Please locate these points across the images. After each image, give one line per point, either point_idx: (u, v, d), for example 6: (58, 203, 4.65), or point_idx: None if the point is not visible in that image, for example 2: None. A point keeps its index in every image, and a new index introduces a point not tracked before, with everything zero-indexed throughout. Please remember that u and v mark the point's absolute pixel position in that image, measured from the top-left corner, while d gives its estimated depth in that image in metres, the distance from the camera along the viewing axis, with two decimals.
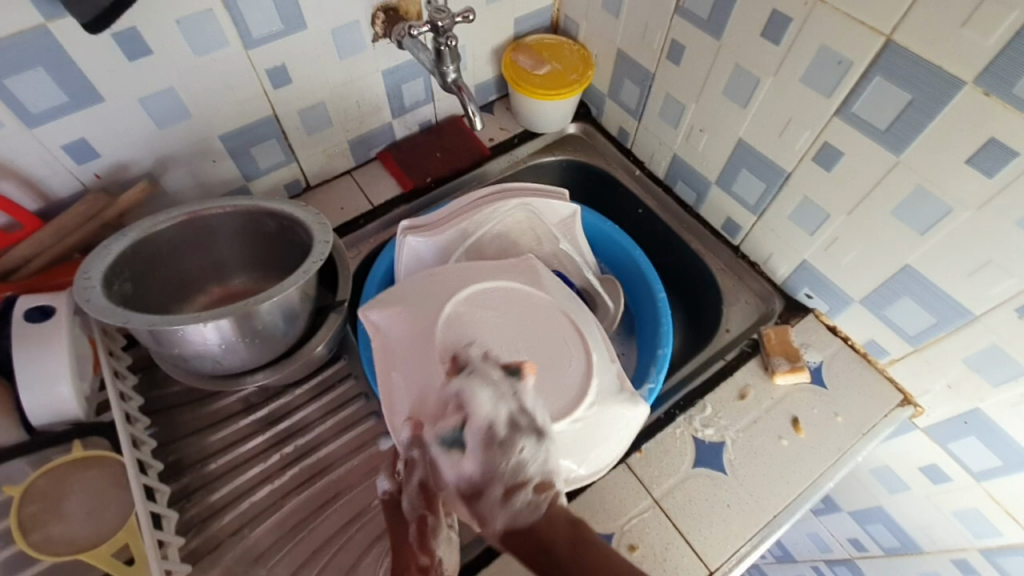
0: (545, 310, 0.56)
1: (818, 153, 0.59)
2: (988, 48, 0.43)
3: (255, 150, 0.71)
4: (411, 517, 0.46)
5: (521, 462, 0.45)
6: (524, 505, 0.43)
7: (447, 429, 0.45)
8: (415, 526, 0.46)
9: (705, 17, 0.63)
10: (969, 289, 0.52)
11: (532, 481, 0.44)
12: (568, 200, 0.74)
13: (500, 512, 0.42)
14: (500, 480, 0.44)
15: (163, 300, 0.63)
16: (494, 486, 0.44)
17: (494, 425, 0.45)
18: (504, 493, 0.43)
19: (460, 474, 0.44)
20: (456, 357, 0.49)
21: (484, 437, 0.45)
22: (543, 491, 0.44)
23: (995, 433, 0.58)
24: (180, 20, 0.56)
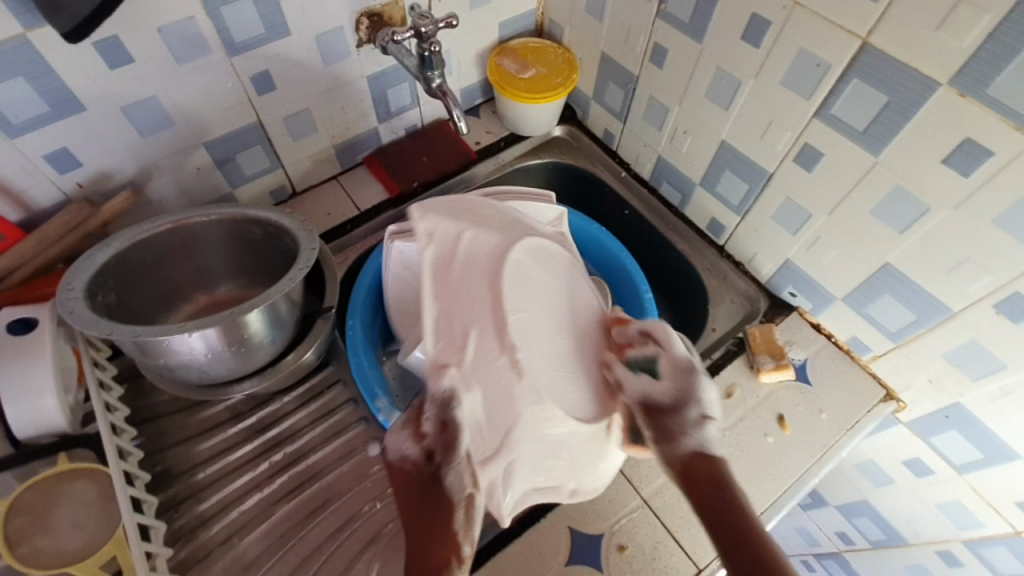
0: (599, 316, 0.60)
1: (799, 155, 0.60)
2: (962, 50, 0.44)
3: (240, 157, 0.71)
4: (460, 499, 0.46)
5: (710, 400, 0.51)
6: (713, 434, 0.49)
7: (642, 357, 0.54)
8: (465, 508, 0.45)
9: (686, 21, 0.63)
10: (948, 286, 0.53)
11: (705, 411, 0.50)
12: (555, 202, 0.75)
13: (693, 431, 0.49)
14: (695, 405, 0.50)
15: (149, 308, 0.63)
16: (690, 408, 0.50)
17: (689, 364, 0.53)
18: (699, 416, 0.50)
19: (654, 392, 0.51)
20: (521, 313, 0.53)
21: (675, 366, 0.53)
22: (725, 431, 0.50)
23: (975, 427, 0.59)
24: (162, 27, 0.55)
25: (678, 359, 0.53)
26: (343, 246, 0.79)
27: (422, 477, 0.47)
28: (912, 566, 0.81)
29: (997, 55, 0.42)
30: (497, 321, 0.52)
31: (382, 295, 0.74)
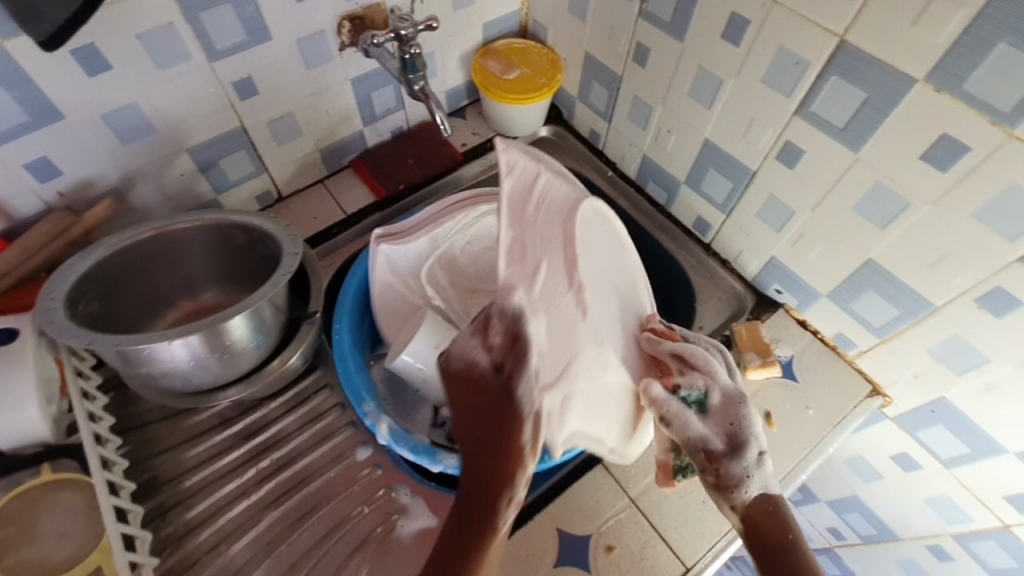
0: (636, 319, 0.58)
1: (781, 152, 0.60)
2: (938, 46, 0.43)
3: (223, 163, 0.71)
4: (527, 413, 0.46)
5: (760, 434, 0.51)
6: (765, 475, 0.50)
7: (693, 391, 0.51)
8: (532, 424, 0.46)
9: (667, 20, 0.63)
10: (930, 281, 0.53)
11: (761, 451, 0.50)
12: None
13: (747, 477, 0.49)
14: (749, 446, 0.50)
15: (133, 316, 0.63)
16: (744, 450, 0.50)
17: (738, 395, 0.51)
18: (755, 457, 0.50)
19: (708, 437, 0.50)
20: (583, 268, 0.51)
21: (725, 399, 0.51)
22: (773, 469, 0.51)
23: (960, 421, 0.59)
24: (140, 34, 0.55)
25: (725, 391, 0.51)
26: (330, 250, 0.78)
27: (492, 390, 0.48)
28: (903, 560, 0.82)
29: (973, 50, 0.42)
30: (568, 255, 0.50)
31: (369, 299, 0.74)
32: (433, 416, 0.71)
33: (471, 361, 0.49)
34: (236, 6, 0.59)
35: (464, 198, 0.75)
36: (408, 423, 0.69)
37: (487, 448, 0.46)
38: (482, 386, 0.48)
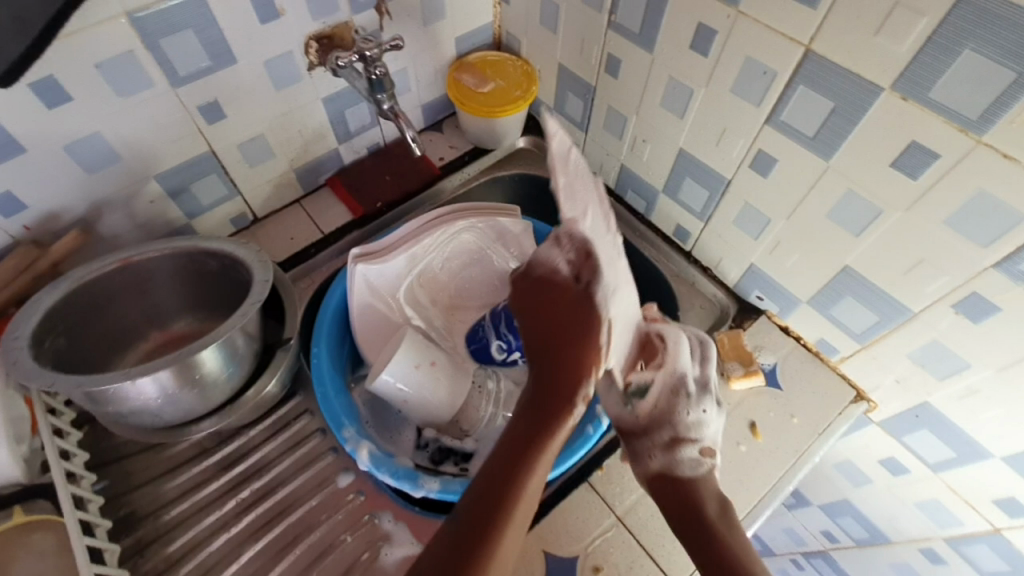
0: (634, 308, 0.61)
1: (754, 161, 0.59)
2: (901, 54, 0.43)
3: (194, 188, 0.70)
4: (602, 317, 0.53)
5: (700, 421, 0.57)
6: (692, 457, 0.56)
7: (642, 381, 0.58)
8: (606, 327, 0.53)
9: (637, 30, 0.63)
10: (906, 287, 0.53)
11: (699, 444, 0.56)
12: (518, 217, 0.74)
13: (669, 453, 0.56)
14: (676, 428, 0.56)
15: (103, 347, 0.62)
16: (672, 432, 0.56)
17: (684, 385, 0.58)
18: (683, 439, 0.56)
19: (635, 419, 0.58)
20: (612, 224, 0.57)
21: (669, 387, 0.58)
22: (706, 455, 0.56)
23: (944, 426, 0.59)
24: (100, 63, 0.54)
25: (673, 378, 0.58)
26: (308, 271, 0.77)
27: (570, 294, 0.55)
28: (897, 563, 0.81)
29: (936, 58, 0.42)
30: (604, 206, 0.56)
31: (348, 320, 0.73)
32: (416, 438, 0.69)
33: (552, 270, 0.57)
34: (198, 31, 0.58)
35: (441, 215, 0.73)
36: (392, 447, 0.68)
37: (563, 345, 0.53)
38: (559, 290, 0.56)
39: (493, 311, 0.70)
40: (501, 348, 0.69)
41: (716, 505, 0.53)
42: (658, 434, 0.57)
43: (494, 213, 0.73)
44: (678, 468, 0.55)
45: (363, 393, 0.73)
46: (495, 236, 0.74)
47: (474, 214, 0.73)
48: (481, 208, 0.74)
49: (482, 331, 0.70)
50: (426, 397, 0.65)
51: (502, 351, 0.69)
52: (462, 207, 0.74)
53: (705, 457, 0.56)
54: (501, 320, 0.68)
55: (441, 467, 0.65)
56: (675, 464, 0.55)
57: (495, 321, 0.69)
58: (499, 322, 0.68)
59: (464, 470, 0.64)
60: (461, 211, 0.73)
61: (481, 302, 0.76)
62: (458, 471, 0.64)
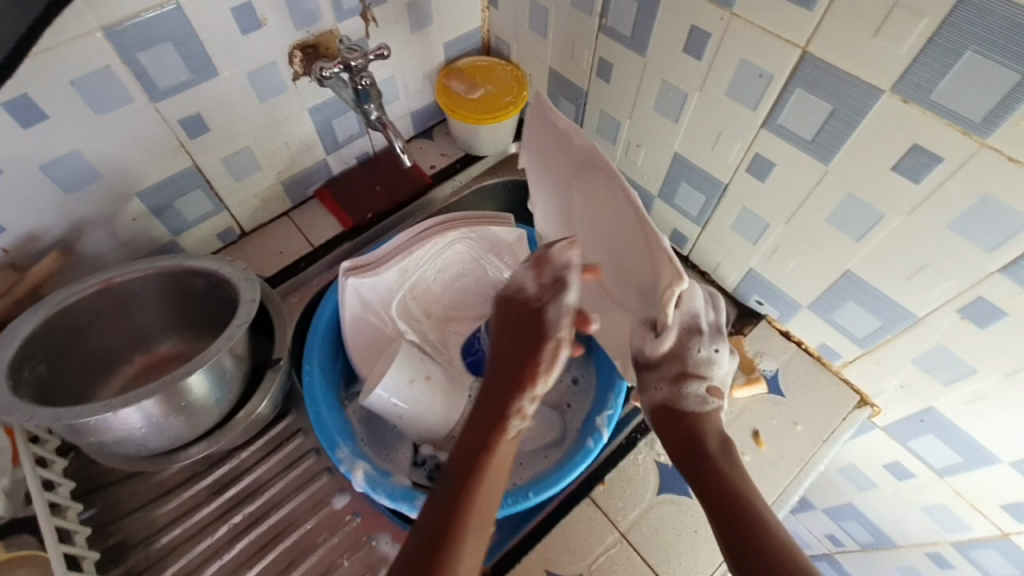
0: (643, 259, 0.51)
1: (751, 165, 0.58)
2: (901, 57, 0.42)
3: (178, 204, 0.68)
4: (551, 338, 0.53)
5: (711, 360, 0.54)
6: (696, 397, 0.54)
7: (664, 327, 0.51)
8: (552, 346, 0.53)
9: (628, 33, 0.62)
10: (910, 293, 0.52)
11: (707, 382, 0.54)
12: (513, 225, 0.72)
13: (669, 389, 0.55)
14: (681, 363, 0.54)
15: (86, 372, 0.60)
16: (675, 366, 0.54)
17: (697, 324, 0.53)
18: (682, 374, 0.54)
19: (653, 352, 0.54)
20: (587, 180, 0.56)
21: (687, 326, 0.53)
22: (713, 395, 0.54)
23: (950, 431, 0.58)
24: (75, 80, 0.52)
25: (687, 316, 0.53)
26: (298, 285, 0.76)
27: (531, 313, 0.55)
28: (904, 567, 0.80)
29: (938, 60, 0.40)
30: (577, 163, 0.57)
31: (340, 335, 0.71)
32: (413, 455, 0.67)
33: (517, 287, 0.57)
34: (177, 44, 0.56)
35: (432, 225, 0.71)
36: (389, 465, 0.66)
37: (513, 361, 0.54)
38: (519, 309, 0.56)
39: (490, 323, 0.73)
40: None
41: (717, 440, 0.53)
42: (661, 368, 0.55)
43: (487, 221, 0.71)
44: (681, 400, 0.55)
45: (358, 409, 0.70)
46: (488, 246, 0.72)
47: (465, 224, 0.71)
48: (472, 217, 0.72)
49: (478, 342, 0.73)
50: (422, 413, 0.63)
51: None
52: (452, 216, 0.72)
53: (714, 397, 0.54)
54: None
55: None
56: (679, 396, 0.55)
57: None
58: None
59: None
60: (452, 222, 0.71)
61: (476, 313, 0.74)
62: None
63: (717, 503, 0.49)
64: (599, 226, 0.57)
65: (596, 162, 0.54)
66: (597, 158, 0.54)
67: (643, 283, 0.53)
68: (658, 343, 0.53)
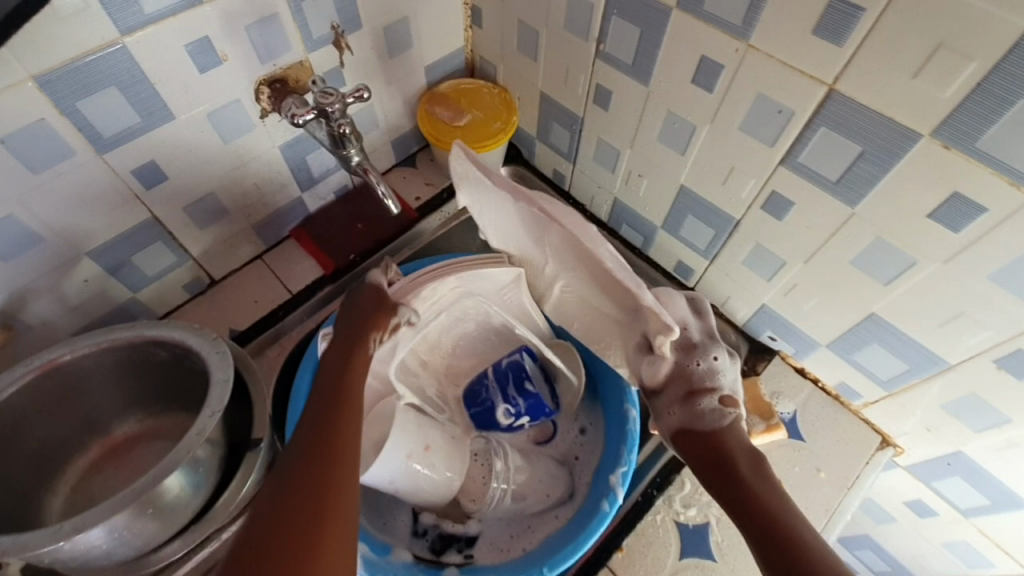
0: (625, 301, 0.46)
1: (766, 203, 0.54)
2: (945, 101, 0.38)
3: (137, 260, 0.61)
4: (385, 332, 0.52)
5: (716, 368, 0.48)
6: (711, 411, 0.45)
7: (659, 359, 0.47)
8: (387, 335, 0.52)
9: (628, 61, 0.57)
10: (944, 341, 0.49)
11: (720, 393, 0.46)
12: (508, 263, 0.57)
13: (683, 411, 0.47)
14: (685, 382, 0.48)
15: (37, 466, 0.54)
16: (681, 384, 0.48)
17: (688, 331, 0.50)
18: (690, 393, 0.47)
19: (653, 377, 0.48)
20: (545, 220, 0.46)
21: (683, 341, 0.50)
22: (729, 406, 0.46)
23: (979, 475, 0.56)
24: (5, 138, 0.45)
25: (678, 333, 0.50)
26: (276, 337, 0.69)
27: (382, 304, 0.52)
28: None
29: (987, 106, 0.37)
30: (524, 204, 0.47)
31: None
32: (413, 523, 0.62)
33: (373, 284, 0.54)
34: (124, 88, 0.49)
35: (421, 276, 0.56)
36: (386, 537, 0.59)
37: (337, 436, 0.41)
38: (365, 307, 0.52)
39: (498, 368, 0.65)
40: (509, 413, 0.63)
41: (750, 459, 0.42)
42: (665, 387, 0.48)
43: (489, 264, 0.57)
44: (699, 420, 0.46)
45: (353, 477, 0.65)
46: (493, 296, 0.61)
47: (463, 267, 0.56)
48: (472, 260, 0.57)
49: (487, 393, 0.64)
50: (419, 485, 0.56)
51: (510, 417, 0.63)
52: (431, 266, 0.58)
53: (730, 406, 0.46)
54: (510, 382, 0.64)
55: (444, 557, 0.59)
56: (695, 417, 0.46)
57: (502, 381, 0.64)
58: (505, 385, 0.63)
59: (469, 557, 0.59)
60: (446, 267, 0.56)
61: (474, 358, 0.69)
62: (463, 560, 0.59)
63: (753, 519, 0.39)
64: (564, 264, 0.50)
65: (553, 224, 0.46)
66: (550, 222, 0.46)
67: (626, 320, 0.48)
68: (655, 364, 0.47)
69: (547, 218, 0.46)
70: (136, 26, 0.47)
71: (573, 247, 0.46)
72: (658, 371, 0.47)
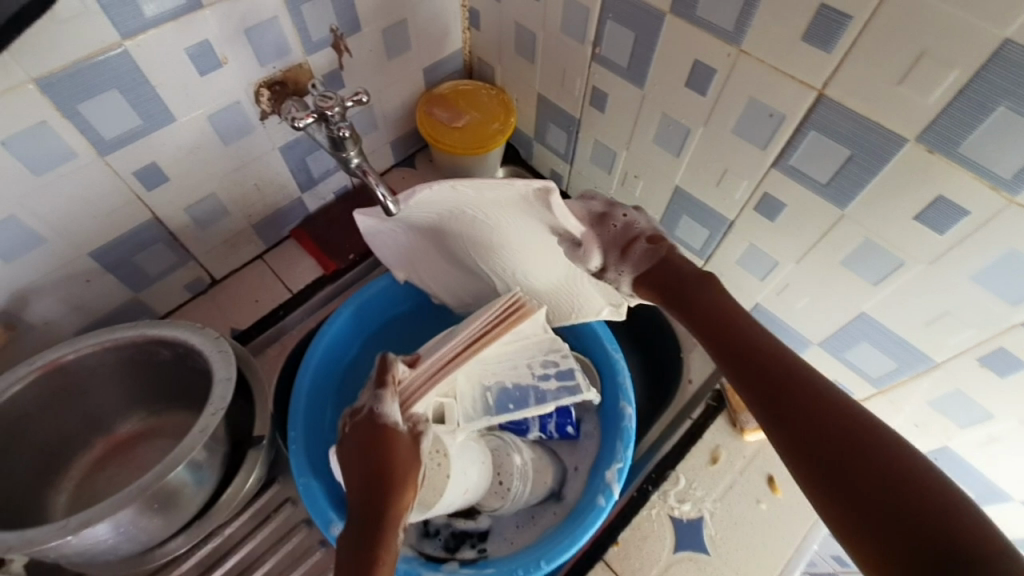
0: (526, 208, 0.50)
1: (759, 204, 0.55)
2: (928, 107, 0.39)
3: (139, 259, 0.62)
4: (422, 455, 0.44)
5: (631, 219, 0.53)
6: (643, 251, 0.51)
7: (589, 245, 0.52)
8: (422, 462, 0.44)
9: (624, 64, 0.58)
10: (931, 338, 0.50)
11: (645, 236, 0.52)
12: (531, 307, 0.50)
13: (625, 264, 0.52)
14: (615, 246, 0.52)
15: (42, 464, 0.55)
16: (614, 249, 0.52)
17: (594, 207, 0.54)
18: (622, 250, 0.52)
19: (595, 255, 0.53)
20: (441, 196, 0.49)
21: (596, 215, 0.54)
22: (658, 240, 0.51)
23: (965, 469, 0.60)
24: (7, 139, 0.46)
25: (585, 211, 0.53)
26: (278, 335, 0.71)
27: (403, 453, 0.42)
28: None
29: (968, 112, 0.38)
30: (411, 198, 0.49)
31: (325, 394, 0.65)
32: (423, 525, 0.61)
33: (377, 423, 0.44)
34: (125, 91, 0.49)
35: (436, 365, 0.47)
36: None
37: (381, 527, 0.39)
38: (382, 462, 0.42)
39: None
40: (539, 437, 0.66)
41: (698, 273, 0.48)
42: (603, 259, 0.53)
43: (514, 317, 0.49)
44: (642, 261, 0.51)
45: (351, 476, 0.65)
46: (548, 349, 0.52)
47: (490, 339, 0.48)
48: (497, 319, 0.49)
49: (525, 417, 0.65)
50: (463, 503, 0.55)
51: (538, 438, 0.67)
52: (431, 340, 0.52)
53: (658, 242, 0.51)
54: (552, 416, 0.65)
55: (458, 554, 0.60)
56: (638, 260, 0.51)
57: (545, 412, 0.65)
58: (549, 419, 0.65)
59: (482, 552, 0.60)
60: (462, 345, 0.48)
61: None
62: (477, 555, 0.60)
63: (718, 332, 0.44)
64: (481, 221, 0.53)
65: (445, 193, 0.48)
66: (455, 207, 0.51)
67: (538, 230, 0.53)
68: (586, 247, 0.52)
69: (442, 197, 0.49)
70: (137, 30, 0.47)
71: (469, 194, 0.49)
72: (590, 252, 0.52)
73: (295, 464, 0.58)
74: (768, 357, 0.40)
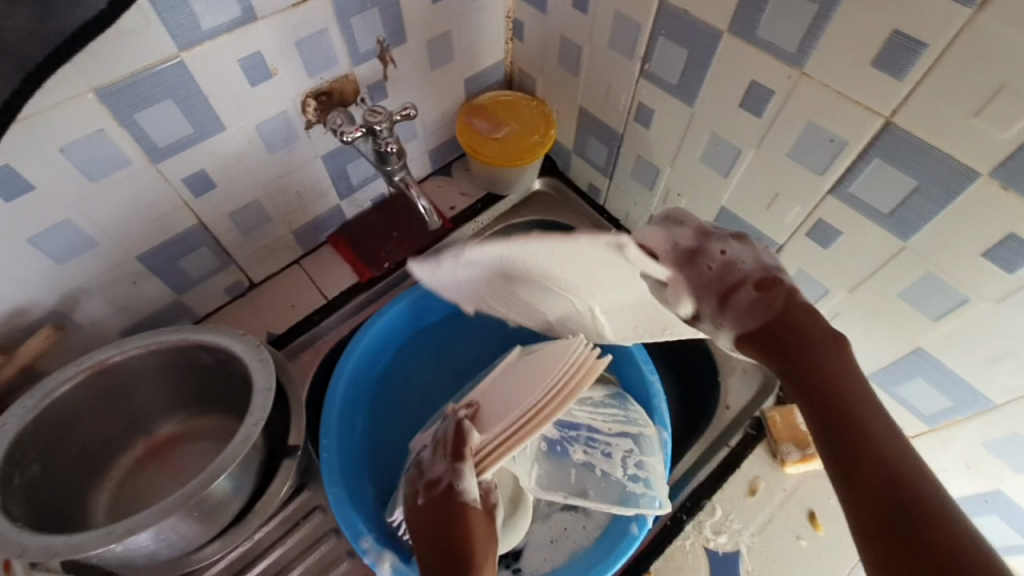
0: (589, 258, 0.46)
1: (812, 230, 0.53)
2: (1007, 142, 0.37)
3: (183, 263, 0.63)
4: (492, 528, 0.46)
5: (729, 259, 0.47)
6: (749, 301, 0.45)
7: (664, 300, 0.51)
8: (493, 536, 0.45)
9: (674, 82, 0.56)
10: (993, 380, 0.48)
11: (751, 281, 0.46)
12: (591, 365, 0.48)
13: (727, 316, 0.46)
14: (713, 293, 0.46)
15: (85, 463, 0.56)
16: (711, 297, 0.46)
17: (681, 243, 0.48)
18: (722, 299, 0.46)
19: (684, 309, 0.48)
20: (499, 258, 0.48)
21: (682, 252, 0.48)
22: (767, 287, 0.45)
23: (1017, 513, 0.57)
24: (65, 147, 0.47)
25: (667, 250, 0.48)
26: (312, 340, 0.71)
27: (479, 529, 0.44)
28: None
29: None
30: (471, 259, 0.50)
31: (358, 404, 0.65)
32: None
33: (453, 498, 0.45)
34: (179, 102, 0.50)
35: (509, 432, 0.46)
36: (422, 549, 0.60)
37: None
38: (459, 536, 0.43)
39: None
40: None
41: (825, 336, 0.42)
42: (697, 307, 0.47)
43: (575, 385, 0.46)
44: (756, 318, 0.44)
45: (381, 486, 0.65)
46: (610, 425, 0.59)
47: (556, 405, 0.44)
48: (559, 385, 0.46)
49: None
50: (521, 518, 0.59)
51: None
52: (483, 386, 0.55)
53: (769, 291, 0.45)
54: None
55: None
56: (747, 316, 0.45)
57: None
58: None
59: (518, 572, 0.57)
60: (541, 405, 0.45)
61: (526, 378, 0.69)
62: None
63: (829, 407, 0.38)
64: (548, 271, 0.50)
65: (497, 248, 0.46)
66: (508, 256, 0.48)
67: (618, 278, 0.49)
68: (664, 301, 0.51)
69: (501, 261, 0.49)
70: (194, 42, 0.48)
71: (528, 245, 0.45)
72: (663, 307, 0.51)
73: (327, 475, 0.58)
74: (878, 454, 0.35)
